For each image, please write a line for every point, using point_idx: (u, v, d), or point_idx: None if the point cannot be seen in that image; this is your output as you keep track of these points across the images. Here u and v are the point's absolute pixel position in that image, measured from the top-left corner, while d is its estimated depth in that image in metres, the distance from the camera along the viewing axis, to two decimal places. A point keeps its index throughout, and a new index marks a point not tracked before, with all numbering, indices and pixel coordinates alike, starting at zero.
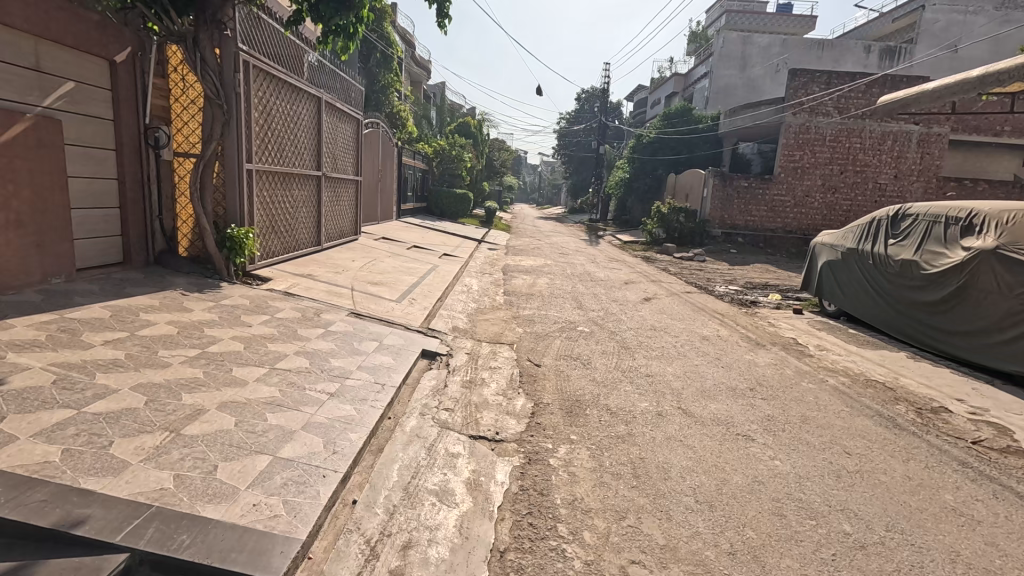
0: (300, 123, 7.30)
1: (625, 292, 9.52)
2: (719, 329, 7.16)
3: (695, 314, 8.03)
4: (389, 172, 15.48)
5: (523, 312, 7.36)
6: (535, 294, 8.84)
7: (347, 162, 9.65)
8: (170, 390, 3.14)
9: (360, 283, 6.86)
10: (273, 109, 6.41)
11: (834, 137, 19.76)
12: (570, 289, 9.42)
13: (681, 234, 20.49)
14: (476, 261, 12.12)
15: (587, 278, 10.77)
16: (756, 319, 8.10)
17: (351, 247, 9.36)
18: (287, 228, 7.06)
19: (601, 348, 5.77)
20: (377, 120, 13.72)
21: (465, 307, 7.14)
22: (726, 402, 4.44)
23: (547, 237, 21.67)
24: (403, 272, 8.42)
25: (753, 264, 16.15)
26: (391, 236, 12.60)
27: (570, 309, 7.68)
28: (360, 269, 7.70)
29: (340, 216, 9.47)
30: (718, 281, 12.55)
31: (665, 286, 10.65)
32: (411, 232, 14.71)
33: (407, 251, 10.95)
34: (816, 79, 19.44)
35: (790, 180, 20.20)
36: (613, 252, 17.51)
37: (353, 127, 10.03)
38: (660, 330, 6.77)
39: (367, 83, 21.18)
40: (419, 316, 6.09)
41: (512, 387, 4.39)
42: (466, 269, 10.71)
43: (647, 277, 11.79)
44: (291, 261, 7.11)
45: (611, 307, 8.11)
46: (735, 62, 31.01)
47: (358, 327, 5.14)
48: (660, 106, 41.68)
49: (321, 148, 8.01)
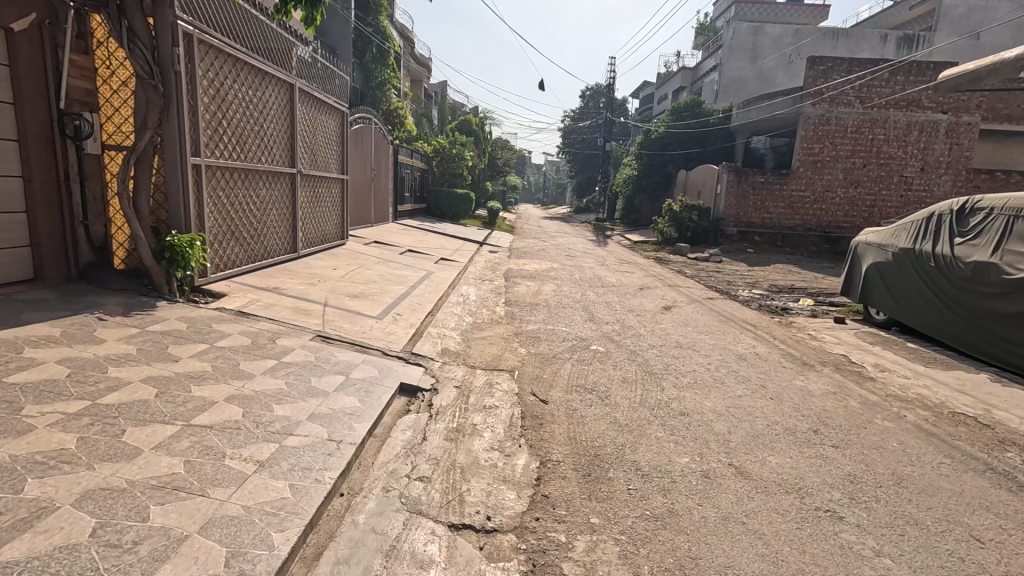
0: (268, 112, 6.35)
1: (641, 300, 8.50)
2: (755, 345, 6.13)
3: (724, 326, 7.01)
4: (383, 171, 14.57)
5: (527, 326, 6.39)
6: (539, 303, 7.87)
7: (330, 159, 8.74)
8: (12, 473, 2.17)
9: (336, 297, 5.89)
10: (229, 93, 5.46)
11: (855, 128, 18.64)
12: (579, 298, 8.43)
13: (694, 233, 19.53)
14: (476, 265, 11.14)
15: (598, 284, 9.76)
16: (794, 331, 7.05)
17: (334, 254, 8.39)
18: (253, 234, 6.12)
19: (620, 375, 4.77)
20: (369, 115, 12.82)
21: (459, 322, 6.17)
22: (789, 452, 3.42)
23: (553, 238, 20.67)
24: (391, 281, 7.46)
25: (775, 264, 15.06)
26: (384, 239, 11.67)
27: (581, 323, 6.70)
28: (339, 280, 6.72)
29: (323, 219, 8.56)
30: (740, 284, 11.52)
31: (685, 292, 9.63)
32: (408, 234, 13.77)
33: (400, 256, 9.99)
34: (837, 67, 18.32)
35: (809, 175, 19.07)
36: (623, 253, 16.50)
37: (338, 120, 9.12)
38: (688, 349, 5.75)
39: (362, 80, 20.21)
40: (402, 337, 5.11)
41: (511, 437, 3.40)
42: (464, 275, 9.74)
43: (663, 281, 10.77)
44: (258, 271, 6.16)
45: (626, 318, 7.12)
46: (746, 53, 29.94)
47: (323, 356, 4.16)
48: (667, 102, 40.69)
49: (296, 142, 7.07)
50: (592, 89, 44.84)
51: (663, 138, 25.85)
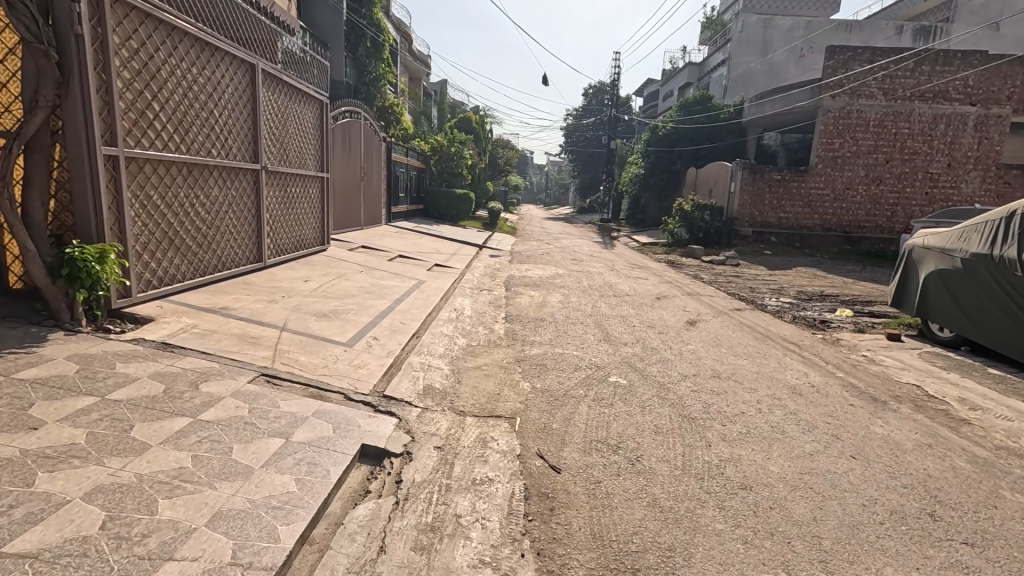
0: (221, 95, 5.30)
1: (660, 313, 7.45)
2: (805, 373, 5.07)
3: (762, 346, 5.95)
4: (374, 170, 13.58)
5: (530, 351, 5.33)
6: (544, 318, 6.84)
7: (307, 155, 7.75)
8: None
9: (298, 319, 4.86)
10: (160, 68, 4.41)
11: (878, 121, 17.55)
12: (590, 311, 7.38)
13: (707, 233, 18.29)
14: (474, 272, 10.11)
15: (609, 293, 8.72)
16: (845, 352, 5.98)
17: (309, 262, 7.36)
18: (202, 241, 5.10)
19: (649, 422, 3.71)
20: (357, 108, 11.85)
21: (449, 346, 5.14)
22: (913, 560, 2.36)
23: (557, 240, 19.65)
24: (373, 295, 6.43)
25: (797, 267, 14.00)
26: (374, 244, 10.66)
27: (594, 345, 5.64)
28: (309, 295, 5.70)
29: (299, 222, 7.57)
30: (765, 292, 10.47)
31: (708, 302, 8.59)
32: (401, 237, 12.76)
33: (388, 263, 8.96)
34: (857, 57, 17.22)
35: (828, 172, 18.00)
36: (632, 256, 15.46)
37: (316, 110, 8.11)
38: (728, 381, 4.70)
39: (355, 75, 19.20)
40: (373, 372, 4.06)
41: (512, 542, 2.35)
42: (460, 284, 8.70)
43: (681, 289, 9.73)
44: (208, 286, 5.14)
45: (645, 337, 6.07)
46: (755, 47, 28.98)
47: (260, 408, 3.12)
48: (672, 98, 39.59)
49: (260, 133, 6.04)
50: (596, 86, 43.67)
51: (671, 134, 24.72)
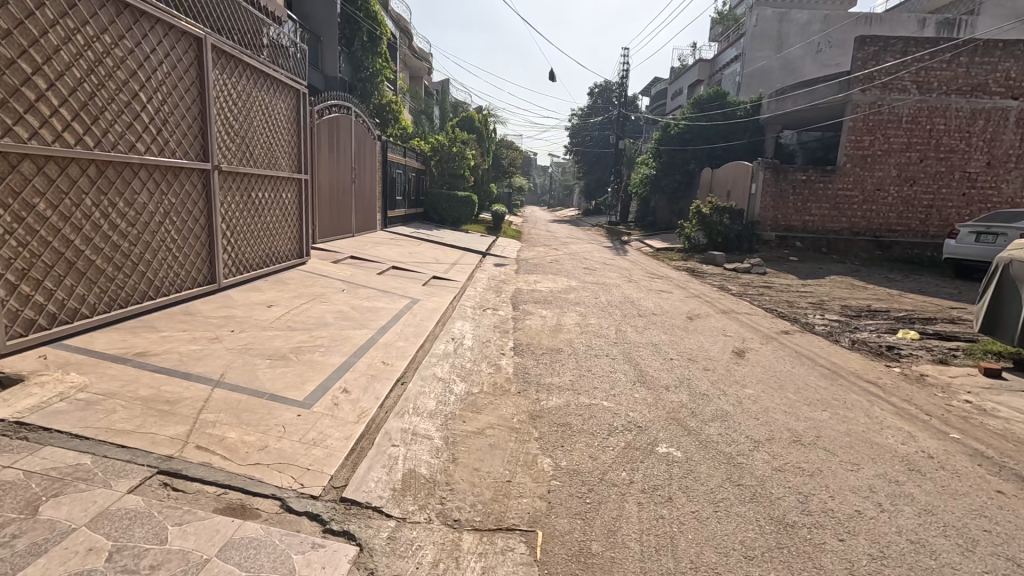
0: (150, 73, 4.14)
1: (699, 341, 6.25)
2: (908, 434, 3.85)
3: (836, 388, 4.74)
4: (367, 171, 12.46)
5: (547, 402, 4.13)
6: (560, 348, 5.63)
7: (278, 155, 6.57)
8: None
9: (243, 366, 3.68)
10: (46, 30, 3.25)
11: (911, 117, 16.32)
12: (614, 338, 6.15)
13: (726, 238, 16.87)
14: (476, 286, 8.94)
15: (632, 312, 7.52)
16: (941, 396, 4.74)
17: (280, 280, 6.19)
18: (122, 262, 3.93)
19: (732, 539, 2.51)
20: (347, 103, 10.75)
21: (443, 399, 3.97)
22: None
23: (565, 245, 18.51)
24: (352, 323, 5.26)
25: (831, 277, 12.79)
26: (364, 255, 9.50)
27: (627, 391, 4.43)
28: (268, 328, 4.53)
29: (267, 233, 6.38)
30: (805, 308, 9.27)
31: (749, 323, 7.39)
32: (396, 245, 11.63)
33: (377, 277, 7.81)
34: (890, 48, 16.02)
35: (858, 172, 16.76)
36: (648, 263, 14.28)
37: (292, 102, 6.95)
38: (816, 452, 3.48)
39: (351, 70, 18.08)
40: (333, 454, 2.88)
41: None
42: (459, 302, 7.52)
43: (713, 305, 8.54)
44: (130, 321, 3.97)
45: (687, 376, 4.88)
46: (770, 42, 27.91)
47: (131, 549, 1.93)
48: (682, 97, 38.31)
49: (211, 125, 4.89)
50: (602, 85, 42.67)
51: (684, 132, 23.39)
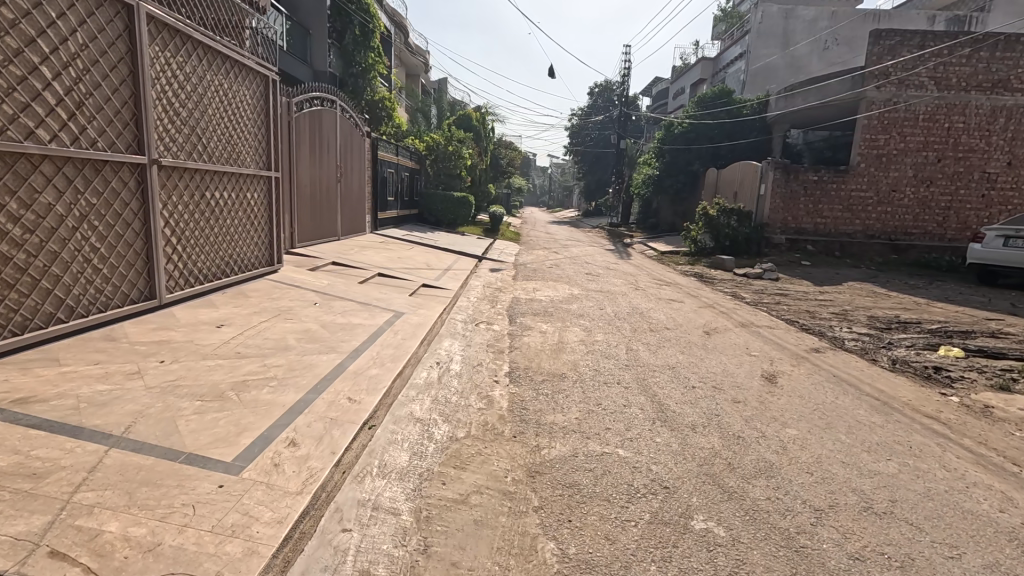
0: (54, 42, 3.34)
1: (721, 363, 5.46)
2: (1002, 496, 3.06)
3: (894, 428, 3.94)
4: (354, 171, 11.66)
5: (549, 451, 3.34)
6: (562, 373, 4.84)
7: (242, 149, 5.75)
8: None
9: (159, 413, 2.88)
10: None
11: (928, 115, 15.57)
12: (625, 360, 5.35)
13: (734, 241, 16.05)
14: (469, 296, 8.14)
15: (642, 327, 6.72)
16: (1021, 436, 3.94)
17: (242, 293, 5.38)
18: (14, 278, 3.14)
19: None
20: (332, 96, 10.00)
21: (419, 452, 3.16)
22: None
23: (566, 248, 17.71)
24: (318, 347, 4.45)
25: (849, 283, 12.02)
26: (347, 260, 8.69)
27: (647, 435, 3.63)
28: (209, 356, 3.73)
29: (230, 237, 5.57)
30: (829, 320, 8.47)
31: (773, 340, 6.60)
32: (384, 249, 10.82)
33: (357, 287, 6.99)
34: (907, 42, 15.28)
35: (872, 172, 16.01)
36: (654, 269, 13.49)
37: (260, 89, 6.15)
38: (897, 527, 2.69)
39: (342, 65, 17.28)
40: (254, 550, 2.08)
41: None
42: (449, 315, 6.71)
43: (730, 317, 7.74)
44: (26, 352, 3.17)
45: (715, 413, 4.09)
46: (775, 40, 27.15)
47: None
48: (684, 96, 37.49)
49: (146, 107, 4.09)
50: (602, 85, 41.92)
51: (689, 131, 22.58)
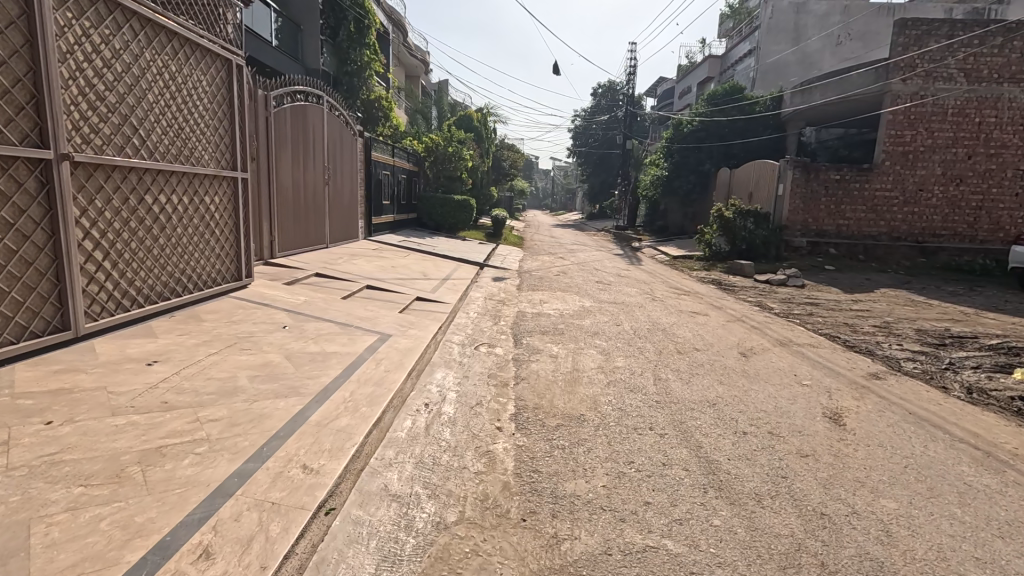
0: None
1: (770, 397, 4.53)
2: None
3: (1020, 497, 3.01)
4: (344, 173, 10.77)
5: (573, 548, 2.41)
6: (579, 415, 3.93)
7: (199, 145, 4.88)
8: None
9: (10, 514, 1.99)
10: None
11: (957, 110, 14.62)
12: (654, 395, 4.44)
13: (751, 245, 15.07)
14: (469, 312, 7.22)
15: (668, 350, 5.80)
16: None
17: (194, 317, 4.49)
18: None
19: None
20: (318, 91, 9.15)
21: (389, 557, 2.24)
22: None
23: (572, 253, 16.79)
24: (276, 390, 3.54)
25: (882, 290, 11.06)
26: (332, 272, 7.78)
27: (704, 516, 2.71)
28: (121, 411, 2.84)
29: (183, 250, 4.69)
30: (875, 335, 7.50)
31: (821, 363, 5.68)
32: (376, 257, 9.92)
33: (339, 304, 6.10)
34: (934, 32, 14.36)
35: (898, 170, 15.06)
36: (669, 275, 12.57)
37: (223, 76, 5.26)
38: None
39: (336, 64, 16.43)
40: None
41: None
42: (444, 337, 5.79)
43: (765, 334, 6.80)
44: None
45: (782, 475, 3.16)
46: (786, 35, 26.23)
47: None
48: (690, 96, 36.59)
49: (48, 88, 3.22)
50: (607, 85, 40.94)
51: (699, 129, 21.65)
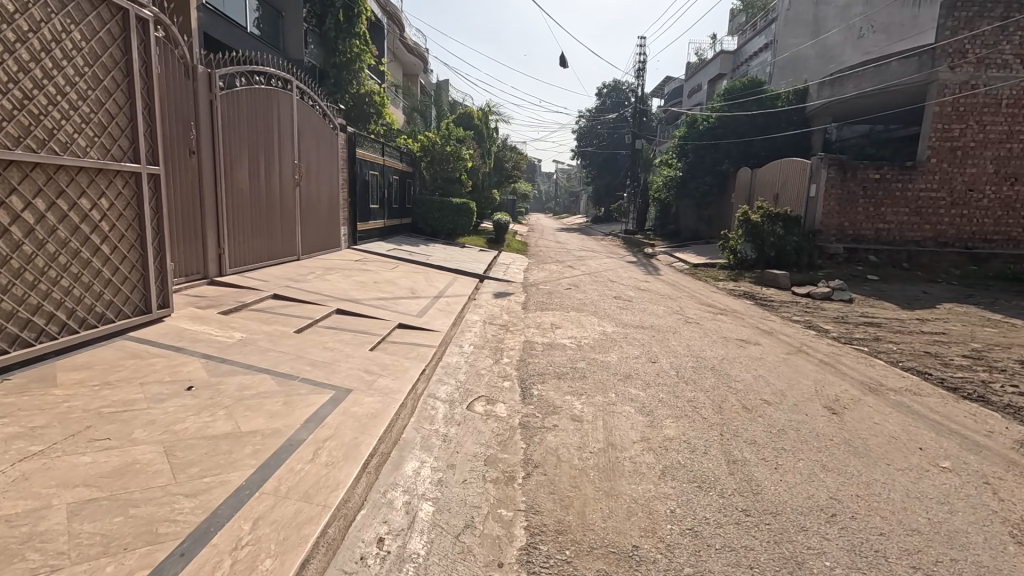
0: None
1: (912, 495, 3.01)
2: None
3: None
4: (320, 173, 9.24)
5: None
6: (632, 554, 2.39)
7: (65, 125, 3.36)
8: None
9: None
10: None
11: (1013, 100, 13.09)
12: (739, 497, 2.92)
13: (780, 253, 13.49)
14: (463, 344, 5.70)
15: (730, 406, 4.27)
16: None
17: (42, 381, 3.03)
18: None
19: None
20: (285, 74, 7.68)
21: None
22: None
23: (580, 261, 15.30)
24: (106, 536, 2.01)
25: (945, 306, 9.53)
26: (294, 291, 6.28)
27: None
28: None
29: (37, 277, 3.22)
30: (976, 370, 5.96)
31: (944, 422, 4.15)
32: (355, 271, 8.43)
33: (290, 341, 4.59)
34: (987, 13, 12.83)
35: (945, 168, 13.50)
36: (693, 288, 11.08)
37: (114, 27, 3.74)
38: None
39: (322, 56, 14.99)
40: None
41: None
42: (427, 389, 4.26)
43: (843, 374, 5.26)
44: None
45: None
46: (805, 27, 24.92)
47: None
48: (702, 94, 35.07)
49: None
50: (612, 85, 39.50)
51: (716, 127, 20.16)
